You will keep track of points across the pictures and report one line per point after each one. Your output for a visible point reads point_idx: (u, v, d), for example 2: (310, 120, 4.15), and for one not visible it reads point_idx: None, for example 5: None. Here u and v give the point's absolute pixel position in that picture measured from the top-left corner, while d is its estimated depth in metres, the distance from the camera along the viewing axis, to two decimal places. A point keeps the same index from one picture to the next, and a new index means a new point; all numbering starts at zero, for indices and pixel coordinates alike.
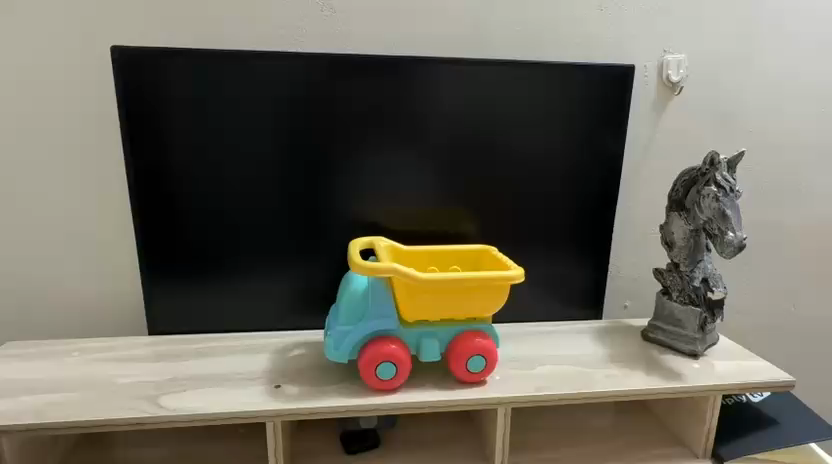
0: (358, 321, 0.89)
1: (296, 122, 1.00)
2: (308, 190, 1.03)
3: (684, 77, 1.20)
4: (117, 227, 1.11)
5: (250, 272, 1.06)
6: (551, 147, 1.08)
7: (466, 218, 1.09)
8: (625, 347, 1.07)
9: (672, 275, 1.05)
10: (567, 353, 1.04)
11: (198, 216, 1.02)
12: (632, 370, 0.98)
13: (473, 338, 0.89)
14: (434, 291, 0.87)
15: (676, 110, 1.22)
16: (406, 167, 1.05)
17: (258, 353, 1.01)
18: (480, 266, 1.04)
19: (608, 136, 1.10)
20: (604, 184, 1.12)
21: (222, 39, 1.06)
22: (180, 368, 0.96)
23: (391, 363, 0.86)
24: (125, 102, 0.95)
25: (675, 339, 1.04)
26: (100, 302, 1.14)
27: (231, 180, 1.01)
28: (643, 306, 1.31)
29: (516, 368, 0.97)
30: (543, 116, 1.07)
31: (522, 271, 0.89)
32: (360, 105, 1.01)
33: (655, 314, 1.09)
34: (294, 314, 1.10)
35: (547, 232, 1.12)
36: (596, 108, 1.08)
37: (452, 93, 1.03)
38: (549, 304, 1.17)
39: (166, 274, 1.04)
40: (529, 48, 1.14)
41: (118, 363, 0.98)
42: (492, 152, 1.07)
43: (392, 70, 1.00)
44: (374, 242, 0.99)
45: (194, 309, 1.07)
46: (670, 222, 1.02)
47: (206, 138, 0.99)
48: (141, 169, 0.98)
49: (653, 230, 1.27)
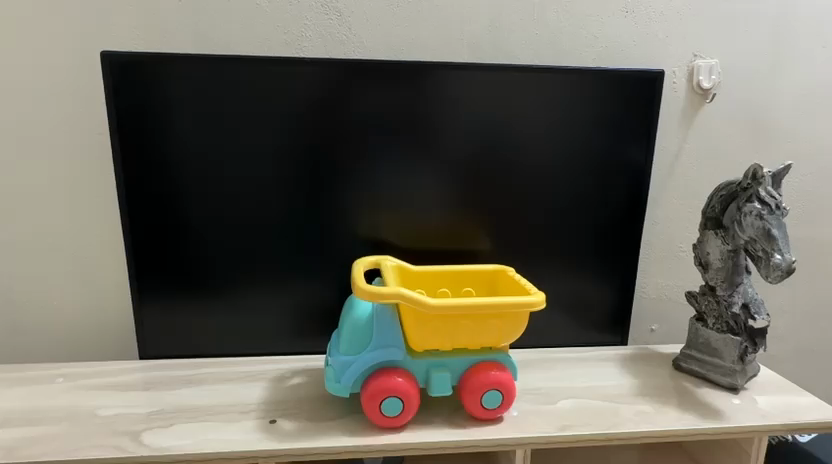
0: (361, 351, 0.81)
1: (297, 135, 0.93)
2: (310, 205, 0.96)
3: (716, 84, 1.11)
4: (109, 244, 1.05)
5: (248, 293, 0.99)
6: (572, 160, 1.00)
7: (480, 236, 1.01)
8: (655, 378, 0.97)
9: (707, 300, 0.95)
10: (590, 385, 0.94)
11: (193, 234, 0.95)
12: (665, 406, 0.88)
13: (488, 371, 0.81)
14: (446, 319, 0.78)
15: (707, 119, 1.13)
16: (415, 181, 0.98)
17: (253, 382, 0.93)
18: (495, 289, 0.96)
19: (635, 148, 1.01)
20: (629, 199, 1.03)
21: (221, 44, 1.00)
22: (169, 399, 0.88)
23: (397, 398, 0.78)
24: (115, 114, 0.89)
25: (711, 370, 0.95)
26: (91, 323, 1.07)
27: (229, 197, 0.94)
28: (671, 331, 1.21)
29: (535, 403, 0.88)
30: (564, 127, 0.99)
31: (543, 296, 0.81)
32: (366, 114, 0.94)
33: (688, 342, 0.99)
34: (294, 338, 1.02)
35: (568, 251, 1.04)
36: (622, 117, 1.00)
37: (465, 103, 0.95)
38: (569, 329, 1.08)
39: (158, 294, 0.97)
40: (549, 53, 1.07)
41: (103, 392, 0.90)
42: (508, 165, 0.99)
43: (400, 78, 0.93)
44: (381, 262, 0.91)
45: (187, 332, 0.99)
46: (705, 241, 0.93)
47: (202, 153, 0.92)
48: (131, 185, 0.92)
49: (681, 247, 1.18)
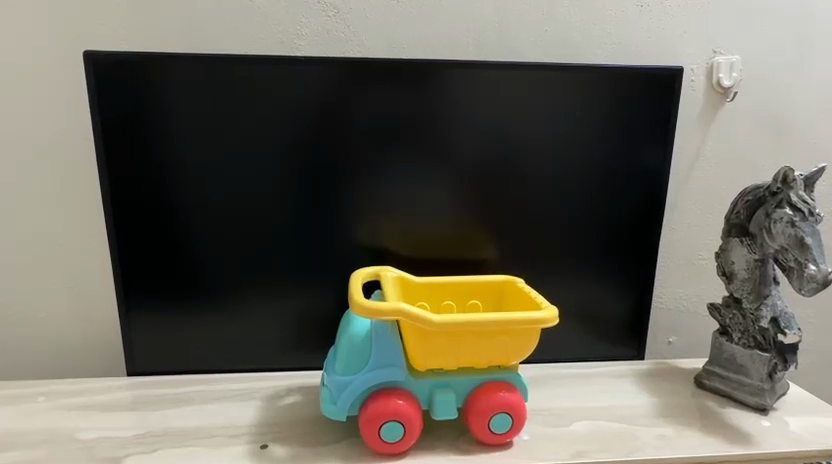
0: (359, 370, 0.75)
1: (292, 140, 0.88)
2: (306, 212, 0.90)
3: (737, 81, 1.04)
4: (95, 254, 1.00)
5: (240, 306, 0.93)
6: (584, 163, 0.94)
7: (486, 245, 0.95)
8: (676, 397, 0.90)
9: (733, 313, 0.88)
10: (606, 404, 0.88)
11: (182, 245, 0.90)
12: (687, 428, 0.82)
13: (496, 392, 0.75)
14: (450, 337, 0.72)
15: (728, 119, 1.06)
16: (417, 188, 0.92)
17: (244, 401, 0.88)
18: (503, 301, 0.89)
19: (652, 150, 0.95)
20: (646, 204, 0.97)
21: (212, 43, 0.95)
22: (154, 420, 0.83)
23: (397, 422, 0.72)
24: (99, 119, 0.84)
25: (737, 388, 0.88)
26: (78, 337, 1.02)
27: (220, 205, 0.89)
28: (689, 343, 1.15)
29: (548, 425, 0.81)
30: (576, 129, 0.93)
31: (555, 312, 0.75)
32: (365, 114, 0.88)
33: (710, 357, 0.93)
34: (289, 353, 0.96)
35: (581, 259, 0.97)
36: (638, 117, 0.94)
37: (471, 104, 0.90)
38: (583, 343, 1.01)
39: (145, 307, 0.92)
40: (559, 50, 1.01)
41: (86, 413, 0.85)
42: (517, 170, 0.93)
43: (402, 79, 0.88)
44: (381, 274, 0.85)
45: (176, 347, 0.94)
46: (729, 250, 0.86)
47: (192, 159, 0.87)
48: (117, 193, 0.87)
49: (700, 255, 1.11)
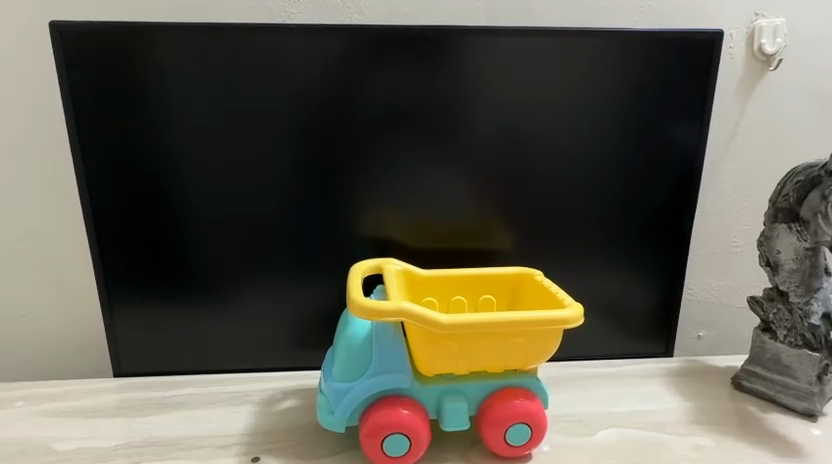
0: (358, 377, 0.67)
1: (284, 119, 0.79)
2: (300, 198, 0.82)
3: (782, 47, 0.93)
4: (74, 247, 0.93)
5: (230, 303, 0.85)
6: (609, 141, 0.84)
7: (500, 234, 0.86)
8: (711, 402, 0.81)
9: (777, 307, 0.80)
10: (634, 408, 0.80)
11: (166, 237, 0.81)
12: (727, 438, 0.74)
13: (511, 400, 0.67)
14: (461, 339, 0.64)
15: (770, 90, 0.95)
16: (423, 171, 0.83)
17: (238, 406, 0.81)
18: (520, 296, 0.81)
19: (686, 125, 0.85)
20: (679, 186, 0.87)
21: (195, 12, 0.86)
22: (140, 428, 0.77)
23: (402, 434, 0.65)
24: (70, 98, 0.75)
25: (781, 392, 0.80)
26: (62, 334, 0.96)
27: (207, 193, 0.80)
28: (721, 337, 1.05)
29: (571, 434, 0.74)
30: (601, 103, 0.83)
31: (580, 310, 0.66)
32: (364, 89, 0.79)
33: (750, 357, 0.84)
34: (286, 353, 0.88)
35: (604, 248, 0.88)
36: (673, 89, 0.83)
37: (484, 76, 0.80)
38: (607, 339, 0.92)
39: (127, 305, 0.84)
40: (580, 15, 0.90)
41: (66, 420, 0.78)
42: (535, 151, 0.83)
43: (405, 48, 0.78)
44: (383, 267, 0.77)
45: (162, 347, 0.86)
46: (775, 237, 0.77)
47: (175, 142, 0.78)
48: (94, 180, 0.79)
49: (735, 243, 1.01)
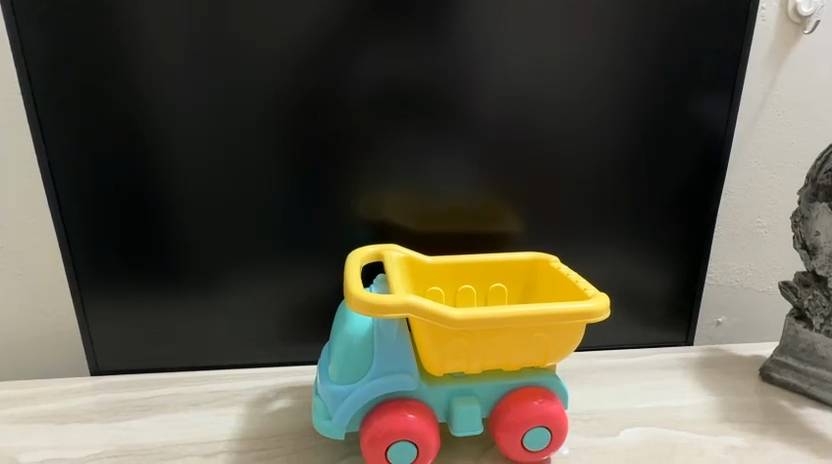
0: (358, 378, 0.60)
1: (273, 87, 0.70)
2: (288, 178, 0.73)
3: (817, 8, 0.85)
4: (39, 235, 0.84)
5: (214, 295, 0.77)
6: (632, 114, 0.76)
7: (509, 216, 0.79)
8: (739, 396, 0.76)
9: (813, 293, 0.74)
10: (657, 404, 0.73)
11: (141, 223, 0.73)
12: (761, 437, 0.68)
13: (529, 401, 0.60)
14: (472, 336, 0.57)
15: (803, 55, 0.87)
16: (428, 147, 0.75)
17: (224, 408, 0.74)
18: (534, 282, 0.74)
19: (716, 94, 0.77)
20: (704, 162, 0.79)
21: None
22: (114, 436, 0.69)
23: (408, 443, 0.58)
24: (24, 63, 0.66)
25: (816, 384, 0.74)
26: (30, 331, 0.88)
27: (185, 174, 0.72)
28: (741, 323, 0.99)
29: (592, 436, 0.68)
30: (624, 69, 0.74)
31: (606, 302, 0.59)
32: (360, 53, 0.70)
33: (781, 347, 0.78)
34: (278, 347, 0.81)
35: (623, 231, 0.81)
36: (702, 54, 0.75)
37: (495, 40, 0.71)
38: (624, 330, 0.86)
39: (99, 300, 0.76)
40: None
41: (33, 427, 0.71)
42: (550, 124, 0.75)
43: (406, 7, 0.69)
44: (383, 254, 0.70)
45: (142, 343, 0.78)
46: (815, 218, 0.71)
47: (148, 115, 0.69)
48: (56, 159, 0.69)
49: (759, 223, 0.94)
